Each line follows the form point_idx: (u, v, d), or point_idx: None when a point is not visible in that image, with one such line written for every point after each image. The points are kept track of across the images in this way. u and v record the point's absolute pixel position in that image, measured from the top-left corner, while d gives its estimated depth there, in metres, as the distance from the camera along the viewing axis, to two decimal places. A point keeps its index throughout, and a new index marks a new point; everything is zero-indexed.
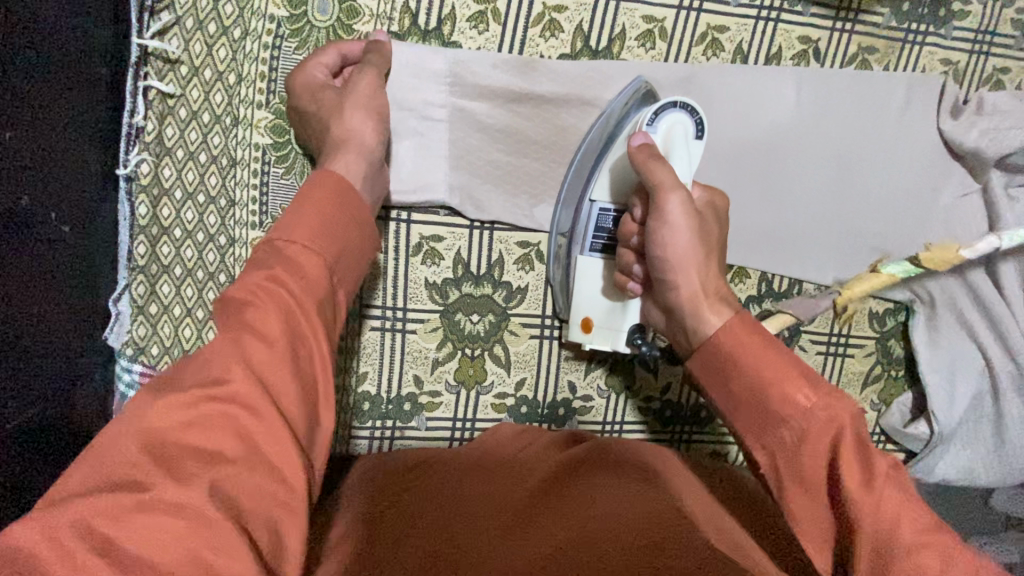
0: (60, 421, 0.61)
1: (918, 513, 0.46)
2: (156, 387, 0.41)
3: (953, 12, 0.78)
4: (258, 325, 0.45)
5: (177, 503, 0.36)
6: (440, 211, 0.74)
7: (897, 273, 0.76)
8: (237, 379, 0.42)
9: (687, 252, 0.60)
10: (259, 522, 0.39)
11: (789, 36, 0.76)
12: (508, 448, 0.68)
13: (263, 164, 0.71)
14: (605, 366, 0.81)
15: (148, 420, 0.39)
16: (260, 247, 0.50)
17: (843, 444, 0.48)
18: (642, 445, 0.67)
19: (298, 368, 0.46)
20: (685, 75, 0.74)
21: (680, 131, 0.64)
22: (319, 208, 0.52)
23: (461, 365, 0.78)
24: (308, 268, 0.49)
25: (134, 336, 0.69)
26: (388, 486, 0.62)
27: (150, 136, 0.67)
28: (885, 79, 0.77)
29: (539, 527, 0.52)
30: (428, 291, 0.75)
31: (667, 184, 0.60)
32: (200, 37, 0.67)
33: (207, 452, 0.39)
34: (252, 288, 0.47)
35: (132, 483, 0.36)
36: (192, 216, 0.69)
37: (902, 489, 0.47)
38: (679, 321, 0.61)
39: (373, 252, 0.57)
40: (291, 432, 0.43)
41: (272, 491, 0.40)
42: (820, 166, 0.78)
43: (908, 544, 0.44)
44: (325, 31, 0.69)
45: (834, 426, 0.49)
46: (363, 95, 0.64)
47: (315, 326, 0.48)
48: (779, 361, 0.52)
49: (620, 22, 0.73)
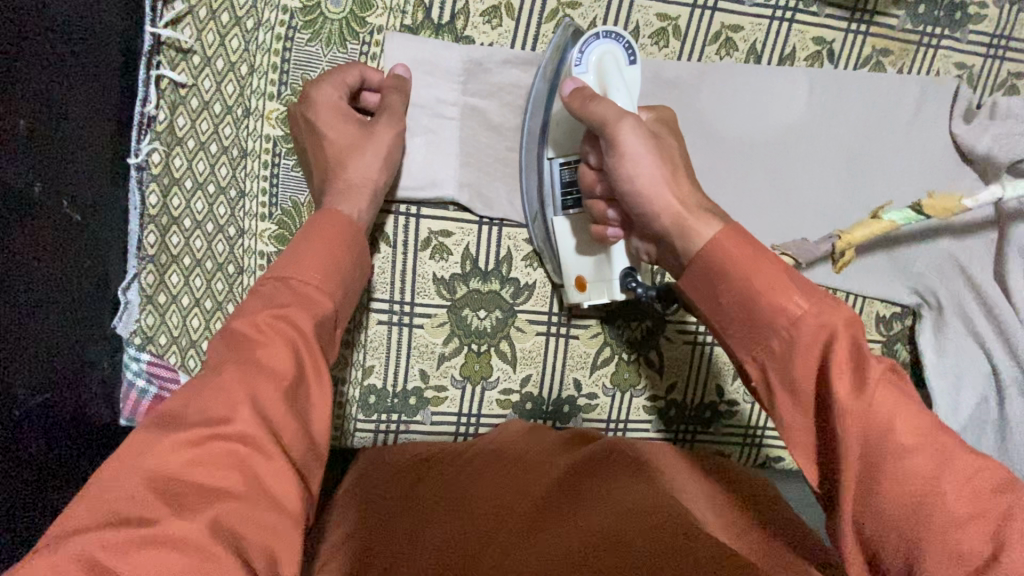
0: (69, 409, 0.62)
1: (917, 416, 0.41)
2: (156, 422, 0.41)
3: (970, 16, 0.77)
4: (264, 359, 0.45)
5: (178, 537, 0.36)
6: (449, 206, 0.74)
7: (897, 221, 0.68)
8: (242, 417, 0.42)
9: (655, 174, 0.52)
10: (259, 549, 0.39)
11: (804, 36, 0.75)
12: (518, 444, 0.69)
13: (275, 156, 0.70)
14: (612, 364, 0.81)
15: (150, 458, 0.39)
16: (271, 281, 0.51)
17: (834, 346, 0.42)
18: (651, 450, 0.67)
19: (296, 400, 0.46)
20: (698, 74, 0.73)
21: (611, 61, 0.61)
22: (326, 241, 0.54)
23: (467, 360, 0.78)
24: (316, 300, 0.51)
25: (142, 326, 0.70)
26: (397, 493, 0.62)
27: (161, 126, 0.68)
28: (899, 82, 0.76)
29: (556, 527, 0.52)
30: (435, 286, 0.75)
31: (611, 114, 0.54)
32: (214, 26, 0.67)
33: (210, 489, 0.39)
34: (258, 326, 0.47)
35: (136, 517, 0.36)
36: (202, 207, 0.70)
37: (897, 388, 0.42)
38: (669, 249, 0.52)
39: (364, 281, 0.58)
40: (292, 462, 0.44)
41: (271, 519, 0.41)
42: (828, 173, 0.77)
43: (901, 450, 0.40)
44: (338, 23, 0.69)
45: (825, 331, 0.42)
46: (383, 142, 0.64)
47: (317, 362, 0.48)
48: (765, 262, 0.45)
49: (634, 19, 0.72)
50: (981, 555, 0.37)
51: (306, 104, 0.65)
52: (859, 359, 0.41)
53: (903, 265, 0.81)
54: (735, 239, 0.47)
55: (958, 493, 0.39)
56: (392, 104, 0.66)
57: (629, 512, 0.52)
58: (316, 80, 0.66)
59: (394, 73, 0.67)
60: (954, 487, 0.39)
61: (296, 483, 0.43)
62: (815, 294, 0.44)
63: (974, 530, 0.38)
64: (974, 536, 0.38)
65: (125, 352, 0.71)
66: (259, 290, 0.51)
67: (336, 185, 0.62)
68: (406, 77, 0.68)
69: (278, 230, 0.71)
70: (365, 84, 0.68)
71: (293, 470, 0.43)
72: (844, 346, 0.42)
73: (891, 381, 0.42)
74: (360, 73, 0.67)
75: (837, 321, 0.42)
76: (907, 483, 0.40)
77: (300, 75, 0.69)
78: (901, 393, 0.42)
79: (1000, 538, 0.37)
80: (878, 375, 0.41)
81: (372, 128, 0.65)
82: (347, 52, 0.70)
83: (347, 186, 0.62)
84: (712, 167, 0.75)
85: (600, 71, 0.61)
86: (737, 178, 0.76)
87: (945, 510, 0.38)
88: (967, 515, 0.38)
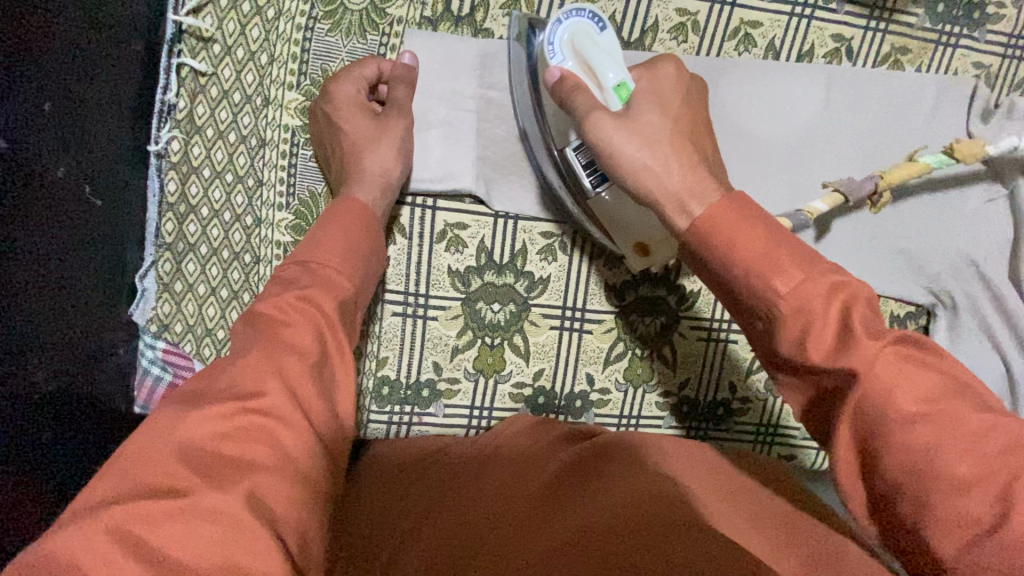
0: (83, 398, 0.62)
1: (924, 379, 0.40)
2: (189, 397, 0.41)
3: (988, 15, 0.77)
4: (291, 339, 0.47)
5: (214, 509, 0.36)
6: (466, 200, 0.74)
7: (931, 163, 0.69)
8: (272, 391, 0.43)
9: (636, 155, 0.52)
10: (290, 523, 0.39)
11: (822, 33, 0.75)
12: (522, 438, 0.69)
13: (293, 146, 0.70)
14: (625, 359, 0.81)
15: (181, 431, 0.39)
16: (292, 266, 0.53)
17: (816, 322, 0.42)
18: (659, 441, 0.67)
19: (323, 381, 0.47)
20: (717, 68, 0.73)
21: (582, 38, 0.61)
22: (342, 232, 0.56)
23: (480, 353, 0.78)
24: (338, 283, 0.52)
25: (158, 314, 0.71)
26: (394, 488, 0.63)
27: (181, 114, 0.68)
28: (915, 80, 0.76)
29: (555, 521, 0.53)
30: (450, 279, 0.75)
31: (583, 108, 0.55)
32: (234, 16, 0.67)
33: (242, 462, 0.39)
34: (283, 307, 0.48)
35: (169, 489, 0.36)
36: (220, 196, 0.70)
37: (902, 356, 0.41)
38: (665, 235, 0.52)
39: (382, 262, 0.60)
40: (317, 439, 0.44)
41: (299, 495, 0.41)
42: (845, 171, 0.77)
43: (905, 417, 0.39)
44: (359, 14, 0.69)
45: (801, 313, 0.42)
46: (396, 136, 0.66)
47: (340, 344, 0.50)
48: (760, 234, 0.45)
49: (653, 14, 0.72)
50: (992, 516, 0.36)
51: (324, 100, 0.66)
52: (844, 325, 0.41)
53: (921, 264, 0.81)
54: (719, 218, 0.47)
55: (963, 458, 0.38)
56: (400, 97, 0.66)
57: (632, 504, 0.53)
58: (336, 74, 0.67)
59: (403, 63, 0.66)
60: (961, 448, 0.38)
61: (318, 457, 0.44)
62: (838, 273, 0.43)
63: (980, 494, 0.37)
64: (982, 500, 0.37)
65: (141, 339, 0.71)
66: (281, 274, 0.52)
67: (354, 175, 0.64)
68: (412, 67, 0.67)
69: (295, 220, 0.71)
70: (381, 78, 0.68)
71: (317, 445, 0.44)
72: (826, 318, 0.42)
73: (895, 351, 0.41)
74: (376, 67, 0.67)
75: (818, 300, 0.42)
76: (913, 446, 0.39)
77: (320, 65, 0.69)
78: (908, 360, 0.41)
79: (1008, 500, 0.36)
80: (876, 349, 0.40)
81: (386, 122, 0.66)
82: (367, 43, 0.70)
83: (363, 177, 0.63)
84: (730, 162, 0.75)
85: (575, 52, 0.61)
86: (754, 173, 0.75)
87: (948, 472, 0.38)
88: (975, 478, 0.37)
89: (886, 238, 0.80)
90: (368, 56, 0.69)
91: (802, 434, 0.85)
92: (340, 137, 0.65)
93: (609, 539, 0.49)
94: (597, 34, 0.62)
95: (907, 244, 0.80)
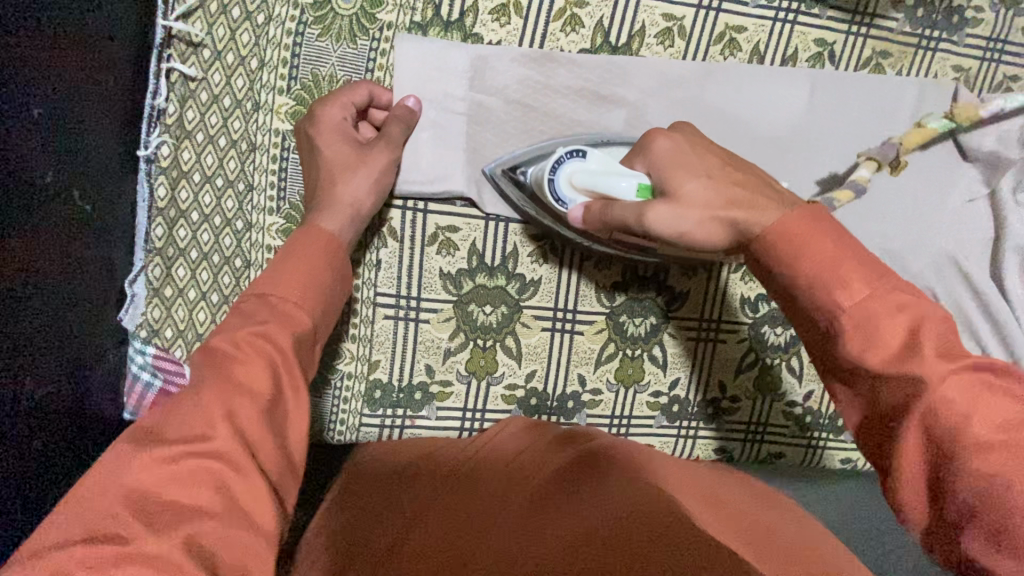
0: (73, 404, 0.62)
1: (1004, 407, 0.37)
2: (139, 436, 0.42)
3: (967, 20, 0.79)
4: (242, 379, 0.46)
5: (155, 556, 0.37)
6: (457, 202, 0.74)
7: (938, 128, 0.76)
8: (221, 435, 0.42)
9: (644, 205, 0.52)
10: (236, 567, 0.39)
11: (805, 37, 0.77)
12: (513, 444, 0.69)
13: (283, 150, 0.70)
14: (616, 360, 0.81)
15: (126, 476, 0.39)
16: (252, 299, 0.53)
17: (883, 332, 0.40)
18: (648, 452, 0.68)
19: (274, 421, 0.46)
20: (702, 73, 0.75)
21: (579, 173, 0.61)
22: (305, 261, 0.56)
23: (473, 356, 0.78)
24: (299, 321, 0.52)
25: (148, 319, 0.71)
26: (378, 500, 0.62)
27: (171, 119, 0.69)
28: (898, 84, 0.78)
29: (537, 530, 0.53)
30: (441, 281, 0.76)
31: (630, 215, 0.52)
32: (224, 21, 0.68)
33: (187, 507, 0.39)
34: (238, 343, 0.48)
35: (110, 536, 0.37)
36: (209, 200, 0.70)
37: (981, 383, 0.38)
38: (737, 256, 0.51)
39: (348, 292, 0.60)
40: (268, 482, 0.43)
41: (248, 538, 0.41)
42: (815, 183, 0.78)
43: (977, 445, 0.37)
44: (348, 19, 0.69)
45: (868, 322, 0.40)
46: (375, 168, 0.67)
47: (294, 381, 0.49)
48: (823, 255, 0.43)
49: (639, 19, 0.73)
50: None
51: (309, 121, 0.67)
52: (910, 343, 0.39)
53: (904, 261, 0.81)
54: (788, 230, 0.44)
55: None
56: (392, 133, 0.68)
57: (619, 511, 0.54)
58: (327, 95, 0.68)
59: (405, 104, 0.69)
60: None
61: (271, 501, 0.43)
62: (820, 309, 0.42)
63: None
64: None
65: (130, 345, 0.71)
66: (241, 307, 0.52)
67: (324, 202, 0.64)
68: (416, 112, 0.70)
69: (285, 224, 0.71)
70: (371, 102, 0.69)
71: (269, 488, 0.43)
72: (894, 334, 0.40)
73: (975, 377, 0.38)
74: (367, 92, 0.68)
75: (884, 313, 0.40)
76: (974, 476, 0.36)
77: (311, 69, 0.69)
78: (988, 387, 0.38)
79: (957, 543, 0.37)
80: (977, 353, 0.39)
81: (369, 152, 0.67)
82: (357, 48, 0.70)
83: (334, 205, 0.64)
84: None
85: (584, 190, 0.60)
86: None
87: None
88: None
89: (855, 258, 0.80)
90: (359, 79, 0.70)
91: (792, 432, 0.86)
92: (319, 162, 0.66)
93: (583, 549, 0.50)
94: (585, 160, 0.62)
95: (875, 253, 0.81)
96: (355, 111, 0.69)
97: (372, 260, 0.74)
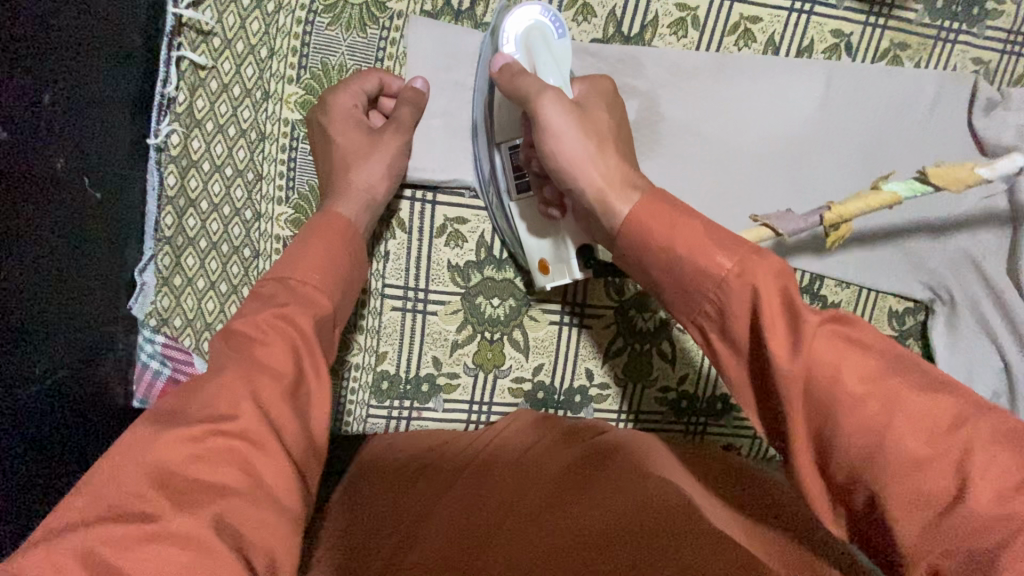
0: (82, 390, 0.62)
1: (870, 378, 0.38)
2: (160, 416, 0.41)
3: (987, 12, 0.77)
4: (265, 359, 0.46)
5: (182, 533, 0.36)
6: (465, 194, 0.74)
7: (900, 193, 0.58)
8: (245, 414, 0.42)
9: (555, 104, 0.54)
10: (260, 546, 0.39)
11: (822, 28, 0.75)
12: (524, 438, 0.69)
13: (292, 139, 0.70)
14: (625, 355, 0.81)
15: (151, 452, 0.39)
16: (270, 282, 0.52)
17: (762, 297, 0.40)
18: (656, 446, 0.67)
19: (297, 401, 0.46)
20: (717, 64, 0.74)
21: (537, 37, 0.62)
22: (324, 245, 0.55)
23: (480, 348, 0.78)
24: (316, 300, 0.52)
25: (157, 307, 0.71)
26: (388, 494, 0.61)
27: (180, 107, 0.69)
28: (915, 76, 0.76)
29: (557, 525, 0.53)
30: (450, 273, 0.75)
31: (532, 89, 0.56)
32: (234, 10, 0.67)
33: (213, 486, 0.39)
34: (260, 325, 0.48)
35: (136, 512, 0.37)
36: (219, 190, 0.70)
37: (842, 337, 0.39)
38: (595, 223, 0.53)
39: (363, 280, 0.59)
40: (291, 462, 0.44)
41: (273, 517, 0.41)
42: (825, 181, 0.77)
43: (863, 436, 0.37)
44: (359, 7, 0.69)
45: (749, 287, 0.41)
46: (388, 154, 0.65)
47: (316, 364, 0.49)
48: (697, 226, 0.44)
49: (653, 9, 0.72)
50: None
51: (321, 110, 0.66)
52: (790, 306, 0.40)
53: (913, 250, 0.81)
54: (651, 207, 0.46)
55: None
56: (403, 117, 0.67)
57: (632, 510, 0.53)
58: (336, 85, 0.67)
59: (413, 87, 0.68)
60: None
61: (294, 481, 0.43)
62: (705, 287, 0.43)
63: (931, 475, 0.36)
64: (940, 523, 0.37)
65: (140, 334, 0.71)
66: (260, 289, 0.52)
67: (338, 187, 0.63)
68: (424, 92, 0.69)
69: (294, 214, 0.71)
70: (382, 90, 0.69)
71: (291, 468, 0.43)
72: (772, 301, 0.40)
73: (833, 331, 0.39)
74: (377, 80, 0.68)
75: (762, 275, 0.41)
76: (860, 426, 0.37)
77: (320, 59, 0.69)
78: (848, 343, 0.39)
79: None
80: None
81: (379, 137, 0.66)
82: (367, 37, 0.70)
83: (348, 190, 0.63)
84: (732, 158, 0.75)
85: (528, 50, 0.63)
86: (755, 168, 0.76)
87: (915, 480, 0.36)
88: (928, 456, 0.36)
89: (867, 226, 0.80)
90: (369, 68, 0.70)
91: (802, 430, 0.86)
92: (331, 150, 0.65)
93: (594, 547, 0.50)
94: (555, 38, 0.63)
95: (881, 220, 0.80)
96: (366, 100, 0.68)
97: (382, 252, 0.74)
